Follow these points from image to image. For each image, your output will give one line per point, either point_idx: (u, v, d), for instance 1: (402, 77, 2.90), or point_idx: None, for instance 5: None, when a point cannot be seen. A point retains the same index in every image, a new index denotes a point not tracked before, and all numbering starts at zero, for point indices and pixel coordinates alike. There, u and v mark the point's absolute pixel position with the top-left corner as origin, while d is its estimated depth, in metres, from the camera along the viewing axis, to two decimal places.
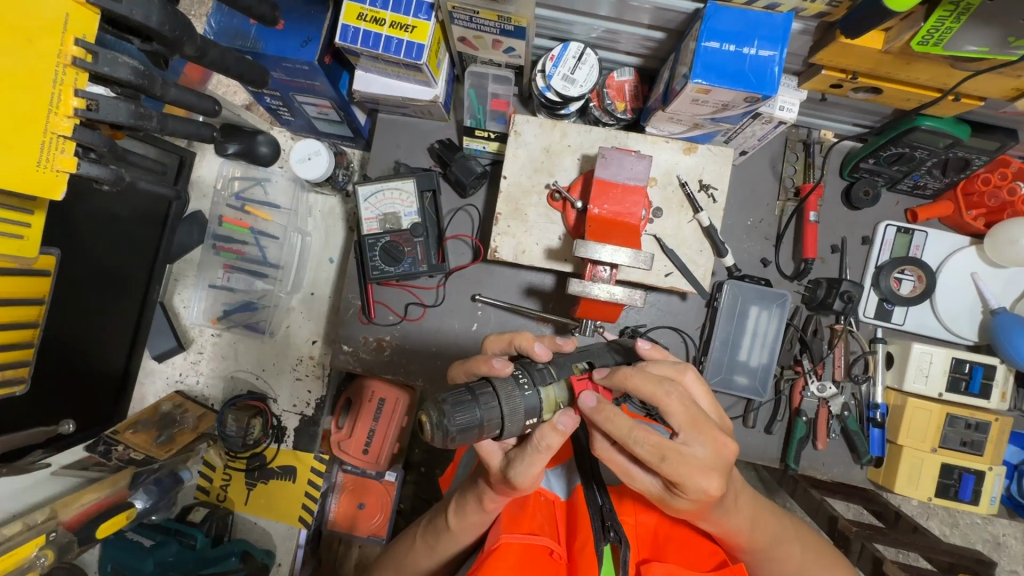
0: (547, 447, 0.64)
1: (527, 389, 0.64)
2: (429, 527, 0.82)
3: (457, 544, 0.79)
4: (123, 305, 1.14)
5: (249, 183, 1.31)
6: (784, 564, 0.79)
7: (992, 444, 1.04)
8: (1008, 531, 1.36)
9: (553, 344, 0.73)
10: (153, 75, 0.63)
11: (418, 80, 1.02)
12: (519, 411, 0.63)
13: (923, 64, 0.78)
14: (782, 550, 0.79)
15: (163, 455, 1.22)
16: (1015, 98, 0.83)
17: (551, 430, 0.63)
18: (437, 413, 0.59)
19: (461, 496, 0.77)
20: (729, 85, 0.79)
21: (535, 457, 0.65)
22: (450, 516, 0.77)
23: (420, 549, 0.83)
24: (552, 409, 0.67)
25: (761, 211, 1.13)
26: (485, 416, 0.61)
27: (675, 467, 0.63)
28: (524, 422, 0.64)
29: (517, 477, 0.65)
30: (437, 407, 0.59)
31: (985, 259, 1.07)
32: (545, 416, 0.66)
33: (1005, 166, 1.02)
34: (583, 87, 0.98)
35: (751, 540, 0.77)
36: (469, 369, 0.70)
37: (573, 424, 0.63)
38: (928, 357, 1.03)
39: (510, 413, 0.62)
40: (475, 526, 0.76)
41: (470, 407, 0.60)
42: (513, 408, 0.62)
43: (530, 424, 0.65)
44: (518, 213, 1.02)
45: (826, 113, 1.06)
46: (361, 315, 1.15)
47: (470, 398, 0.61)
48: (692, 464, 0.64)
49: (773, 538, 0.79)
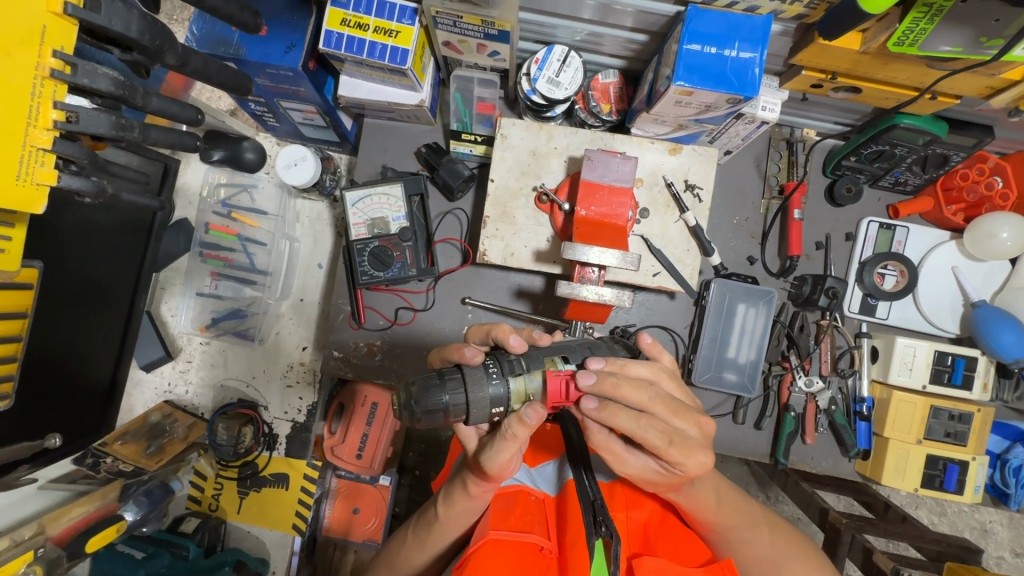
0: (512, 436, 0.65)
1: (492, 385, 0.64)
2: (420, 521, 0.81)
3: (447, 536, 0.79)
4: (108, 317, 1.12)
5: (235, 190, 1.30)
6: (753, 544, 0.79)
7: (975, 435, 1.06)
8: (994, 518, 1.38)
9: (531, 338, 0.74)
10: (133, 86, 0.64)
11: (403, 85, 1.01)
12: (484, 402, 0.63)
13: (899, 63, 0.79)
14: (759, 540, 0.79)
15: (152, 466, 1.20)
16: (989, 96, 0.85)
17: (517, 422, 0.64)
18: (406, 395, 0.62)
19: (449, 485, 0.77)
20: (712, 87, 0.80)
21: (503, 444, 0.66)
22: (440, 507, 0.77)
23: (411, 544, 0.82)
24: (521, 400, 0.65)
25: (746, 210, 1.15)
26: (450, 401, 0.62)
27: (678, 451, 0.66)
28: (490, 410, 0.64)
29: (486, 461, 0.68)
30: (407, 390, 0.62)
31: (964, 253, 1.09)
32: (515, 407, 0.65)
33: (983, 162, 1.05)
34: (568, 90, 0.98)
35: (723, 521, 0.79)
36: (444, 357, 0.72)
37: (539, 417, 0.63)
38: (911, 351, 1.06)
39: (475, 404, 0.62)
40: (464, 515, 0.76)
41: (437, 391, 0.62)
42: (478, 398, 0.63)
43: (496, 413, 0.65)
44: (506, 215, 1.02)
45: (809, 112, 1.07)
46: (351, 321, 1.15)
47: (437, 383, 0.63)
48: (690, 448, 0.66)
49: (750, 530, 0.79)
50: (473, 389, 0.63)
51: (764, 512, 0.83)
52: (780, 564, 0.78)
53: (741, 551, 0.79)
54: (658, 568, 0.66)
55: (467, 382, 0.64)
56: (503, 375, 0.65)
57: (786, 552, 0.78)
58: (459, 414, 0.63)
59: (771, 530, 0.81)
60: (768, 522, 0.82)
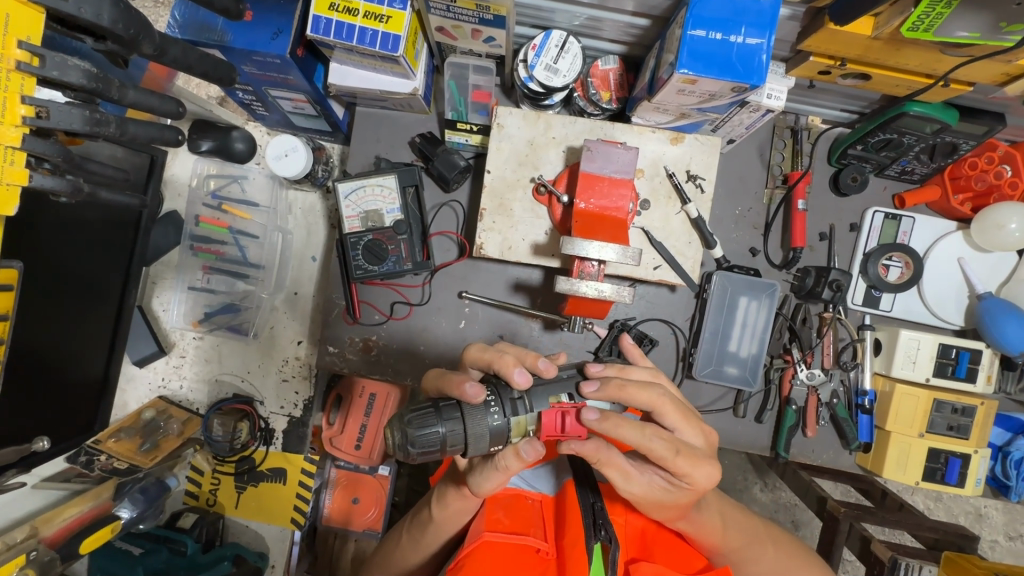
0: (505, 469, 0.65)
1: (491, 415, 0.63)
2: (415, 520, 0.80)
3: (442, 535, 0.77)
4: (96, 313, 1.08)
5: (225, 181, 1.27)
6: (758, 564, 0.79)
7: (977, 428, 1.05)
8: (990, 504, 1.38)
9: (535, 366, 0.69)
10: (109, 78, 0.61)
11: (396, 72, 0.98)
12: (483, 438, 0.62)
13: (911, 50, 0.77)
14: (757, 550, 0.79)
15: (147, 463, 1.16)
16: (1004, 83, 0.82)
17: (512, 455, 0.64)
18: (399, 432, 0.61)
19: (444, 485, 0.75)
20: (717, 75, 0.77)
21: (492, 474, 0.66)
22: (433, 507, 0.75)
23: (406, 543, 0.81)
24: (520, 433, 0.65)
25: (749, 200, 1.12)
26: (445, 434, 0.61)
27: (686, 460, 0.65)
28: (488, 443, 0.63)
29: (473, 485, 0.67)
30: (402, 427, 0.60)
31: (971, 243, 1.07)
32: (512, 439, 0.65)
33: (992, 150, 1.01)
34: (566, 78, 0.95)
35: (722, 540, 0.77)
36: (444, 387, 0.67)
37: (536, 455, 0.63)
38: (915, 344, 1.04)
39: (472, 437, 0.62)
40: (459, 516, 0.75)
41: (433, 427, 0.61)
42: (477, 433, 0.62)
43: (495, 446, 0.64)
44: (503, 208, 1.00)
45: (815, 99, 1.04)
46: (347, 316, 1.13)
47: (433, 414, 0.61)
48: (696, 459, 0.66)
49: (748, 537, 0.79)
50: (471, 425, 0.62)
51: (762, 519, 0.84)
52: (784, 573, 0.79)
53: (745, 565, 0.79)
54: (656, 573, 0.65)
55: (465, 416, 0.63)
56: (502, 410, 0.64)
57: (791, 565, 0.80)
58: (455, 444, 0.62)
59: (777, 543, 0.81)
60: (762, 527, 0.82)
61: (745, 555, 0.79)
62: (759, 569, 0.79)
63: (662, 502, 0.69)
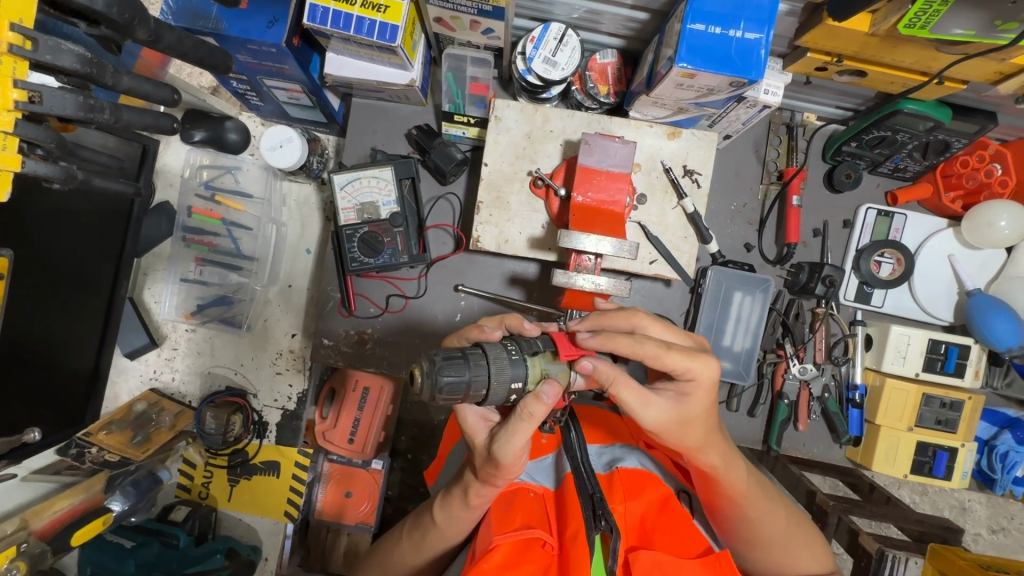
0: (532, 417, 0.62)
1: (514, 373, 0.62)
2: (415, 525, 0.80)
3: (443, 540, 0.77)
4: (87, 303, 1.07)
5: (218, 172, 1.26)
6: (773, 525, 0.76)
7: (965, 422, 1.07)
8: (973, 497, 1.40)
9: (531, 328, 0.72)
10: (102, 63, 0.60)
11: (393, 63, 0.97)
12: (504, 376, 0.62)
13: (908, 47, 0.77)
14: (773, 512, 0.76)
15: (139, 455, 1.17)
16: (997, 81, 0.83)
17: (534, 401, 0.61)
18: (428, 364, 0.59)
19: (445, 493, 0.75)
20: (715, 70, 0.77)
21: (517, 428, 0.63)
22: (436, 512, 0.75)
23: (406, 546, 0.81)
24: (535, 380, 0.64)
25: (744, 196, 1.13)
26: (472, 378, 0.60)
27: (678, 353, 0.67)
28: (508, 387, 0.62)
29: (499, 448, 0.64)
30: (428, 358, 0.60)
31: (961, 241, 1.08)
32: (529, 387, 0.64)
33: (983, 148, 1.03)
34: (564, 71, 0.94)
35: (747, 490, 0.74)
36: (462, 336, 0.72)
37: (559, 393, 0.62)
38: (906, 339, 1.06)
39: (496, 379, 0.61)
40: (461, 522, 0.75)
41: (460, 364, 0.60)
42: (498, 371, 0.61)
43: (514, 391, 0.63)
44: (500, 201, 0.99)
45: (810, 95, 1.04)
46: (341, 308, 1.13)
47: (460, 361, 0.60)
48: (689, 354, 0.67)
49: (764, 495, 0.76)
50: (497, 369, 0.61)
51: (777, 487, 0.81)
52: (787, 538, 0.78)
53: (761, 527, 0.76)
54: (653, 563, 0.64)
55: (490, 362, 0.62)
56: (521, 364, 0.63)
57: (796, 532, 0.79)
58: (479, 391, 0.61)
59: (785, 507, 0.78)
60: (779, 495, 0.79)
61: (758, 511, 0.75)
62: (772, 529, 0.76)
63: (684, 421, 0.68)
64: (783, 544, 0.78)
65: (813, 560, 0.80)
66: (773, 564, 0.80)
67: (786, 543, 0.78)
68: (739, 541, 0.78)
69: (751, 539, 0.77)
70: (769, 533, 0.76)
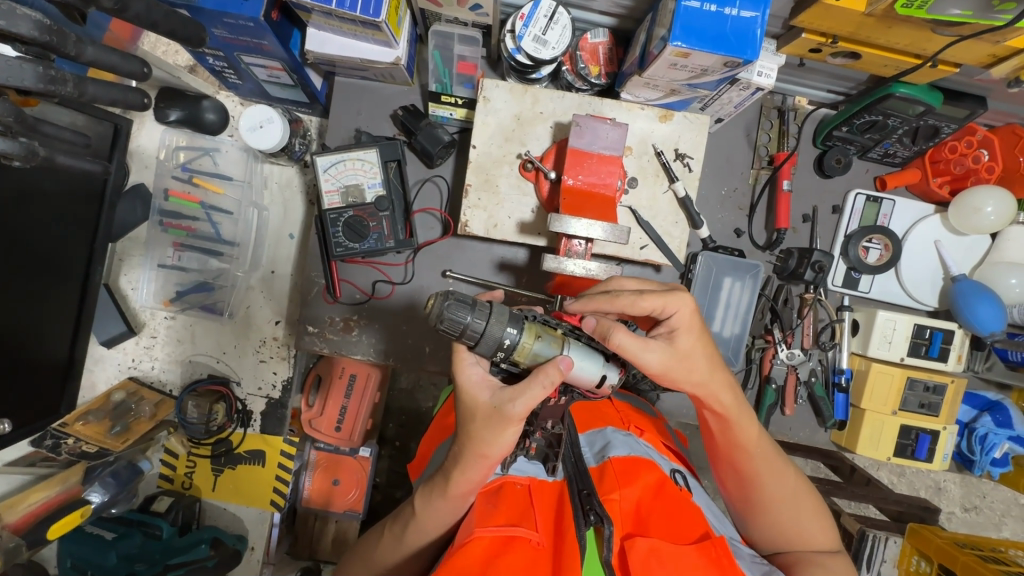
0: (550, 384, 0.65)
1: (510, 327, 0.67)
2: (396, 519, 0.78)
3: (424, 535, 0.75)
4: (58, 290, 1.02)
5: (195, 154, 1.22)
6: (779, 485, 0.77)
7: (946, 406, 1.09)
8: (949, 477, 1.44)
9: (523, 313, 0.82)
10: (64, 31, 0.55)
11: (378, 40, 0.93)
12: (504, 316, 0.67)
13: (903, 28, 0.76)
14: (780, 470, 0.78)
15: (117, 447, 1.14)
16: (990, 64, 0.83)
17: (550, 364, 0.66)
18: (442, 296, 0.65)
19: (427, 485, 0.73)
20: (710, 49, 0.75)
21: (530, 388, 0.65)
22: (416, 504, 0.74)
23: (386, 542, 0.78)
24: (534, 339, 0.68)
25: (735, 180, 1.12)
26: (472, 321, 0.64)
27: (651, 297, 0.70)
28: (507, 330, 0.66)
29: (514, 403, 0.64)
30: (443, 294, 0.65)
31: (948, 226, 1.09)
32: (527, 340, 0.67)
33: (971, 134, 1.03)
34: (555, 50, 0.92)
35: (756, 440, 0.78)
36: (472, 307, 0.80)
37: (571, 366, 0.68)
38: (892, 324, 1.07)
39: (498, 316, 0.66)
40: (441, 516, 0.73)
41: (470, 302, 0.65)
42: (501, 311, 0.67)
43: (511, 336, 0.67)
44: (489, 184, 0.97)
45: (803, 78, 1.03)
46: (326, 294, 1.10)
47: (467, 304, 0.65)
48: (663, 293, 0.70)
49: (773, 449, 0.79)
50: (496, 321, 0.66)
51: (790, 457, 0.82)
52: (797, 500, 0.78)
53: (767, 484, 0.78)
54: (650, 549, 0.64)
55: (492, 315, 0.67)
56: (519, 322, 0.68)
57: (806, 498, 0.79)
58: (480, 328, 0.65)
59: (795, 469, 0.80)
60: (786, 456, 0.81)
61: (766, 465, 0.78)
62: (780, 486, 0.78)
63: (681, 356, 0.72)
64: (793, 508, 0.78)
65: (823, 533, 0.78)
66: (782, 534, 0.78)
67: (793, 507, 0.78)
68: (747, 502, 0.80)
69: (761, 499, 0.78)
70: (776, 490, 0.78)
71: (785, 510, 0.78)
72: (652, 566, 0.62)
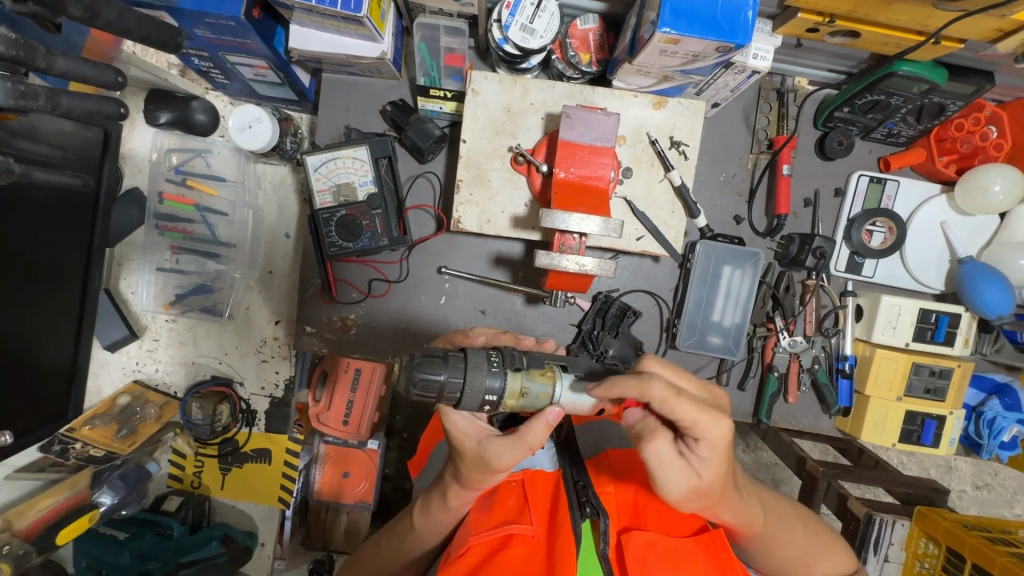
0: (533, 444, 0.63)
1: (490, 382, 0.60)
2: (393, 530, 0.79)
3: (423, 544, 0.76)
4: (57, 298, 1.03)
5: (187, 156, 1.21)
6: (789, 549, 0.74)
7: (953, 390, 1.07)
8: (960, 456, 1.42)
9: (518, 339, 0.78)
10: (32, 45, 0.54)
11: (362, 35, 0.91)
12: (479, 378, 0.59)
13: (902, 4, 0.73)
14: (787, 536, 0.74)
15: (125, 450, 1.16)
16: (996, 39, 0.80)
17: (537, 420, 0.62)
18: (408, 359, 0.57)
19: (425, 497, 0.73)
20: (700, 34, 0.73)
21: (516, 445, 0.62)
22: (415, 517, 0.74)
23: (384, 549, 0.79)
24: (516, 399, 0.62)
25: (733, 166, 1.09)
26: (446, 381, 0.58)
27: (688, 407, 0.58)
28: (484, 397, 0.60)
29: (498, 457, 0.62)
30: (408, 356, 0.58)
31: (954, 207, 1.06)
32: (507, 400, 0.62)
33: (979, 110, 0.99)
34: (543, 38, 0.89)
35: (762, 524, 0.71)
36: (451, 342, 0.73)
37: (560, 416, 0.63)
38: (896, 309, 1.04)
39: (475, 377, 0.59)
40: (441, 526, 0.73)
41: (440, 366, 0.58)
42: (477, 377, 0.59)
43: (489, 401, 0.61)
44: (480, 178, 0.96)
45: (803, 58, 0.99)
46: (323, 294, 1.10)
47: (439, 362, 0.58)
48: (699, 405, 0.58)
49: (778, 516, 0.74)
50: (474, 376, 0.59)
51: (793, 503, 0.79)
52: (808, 556, 0.75)
53: (776, 551, 0.74)
54: (647, 542, 0.64)
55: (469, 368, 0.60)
56: (500, 374, 0.61)
57: (818, 546, 0.76)
58: (455, 392, 0.59)
59: (801, 522, 0.77)
60: (791, 509, 0.77)
61: (773, 539, 0.73)
62: (789, 552, 0.74)
63: (697, 482, 0.61)
64: (803, 563, 0.75)
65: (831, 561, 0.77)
66: None
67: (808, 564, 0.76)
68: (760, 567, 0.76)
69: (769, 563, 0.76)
70: (783, 556, 0.75)
71: (796, 565, 0.75)
72: (650, 559, 0.62)
